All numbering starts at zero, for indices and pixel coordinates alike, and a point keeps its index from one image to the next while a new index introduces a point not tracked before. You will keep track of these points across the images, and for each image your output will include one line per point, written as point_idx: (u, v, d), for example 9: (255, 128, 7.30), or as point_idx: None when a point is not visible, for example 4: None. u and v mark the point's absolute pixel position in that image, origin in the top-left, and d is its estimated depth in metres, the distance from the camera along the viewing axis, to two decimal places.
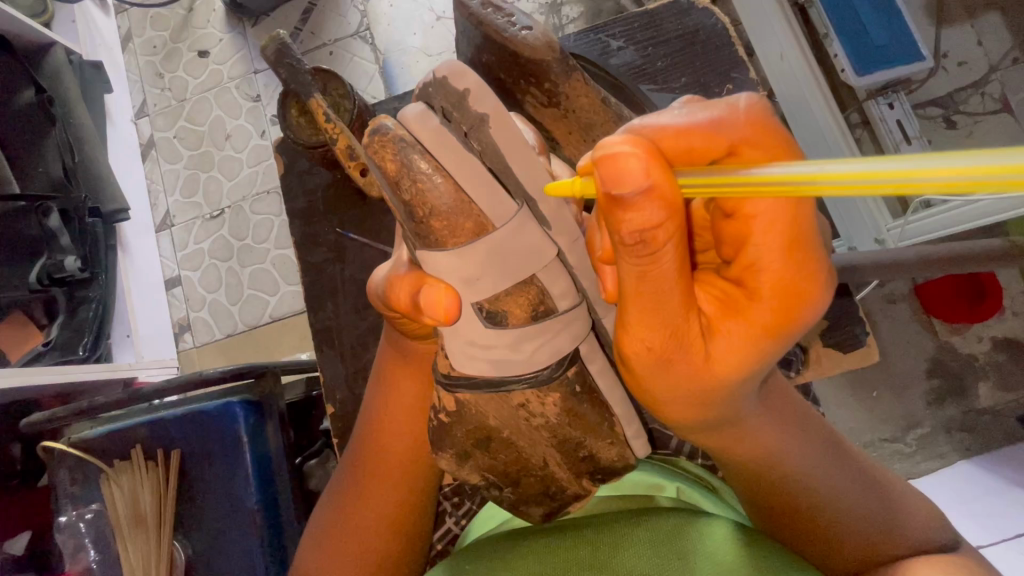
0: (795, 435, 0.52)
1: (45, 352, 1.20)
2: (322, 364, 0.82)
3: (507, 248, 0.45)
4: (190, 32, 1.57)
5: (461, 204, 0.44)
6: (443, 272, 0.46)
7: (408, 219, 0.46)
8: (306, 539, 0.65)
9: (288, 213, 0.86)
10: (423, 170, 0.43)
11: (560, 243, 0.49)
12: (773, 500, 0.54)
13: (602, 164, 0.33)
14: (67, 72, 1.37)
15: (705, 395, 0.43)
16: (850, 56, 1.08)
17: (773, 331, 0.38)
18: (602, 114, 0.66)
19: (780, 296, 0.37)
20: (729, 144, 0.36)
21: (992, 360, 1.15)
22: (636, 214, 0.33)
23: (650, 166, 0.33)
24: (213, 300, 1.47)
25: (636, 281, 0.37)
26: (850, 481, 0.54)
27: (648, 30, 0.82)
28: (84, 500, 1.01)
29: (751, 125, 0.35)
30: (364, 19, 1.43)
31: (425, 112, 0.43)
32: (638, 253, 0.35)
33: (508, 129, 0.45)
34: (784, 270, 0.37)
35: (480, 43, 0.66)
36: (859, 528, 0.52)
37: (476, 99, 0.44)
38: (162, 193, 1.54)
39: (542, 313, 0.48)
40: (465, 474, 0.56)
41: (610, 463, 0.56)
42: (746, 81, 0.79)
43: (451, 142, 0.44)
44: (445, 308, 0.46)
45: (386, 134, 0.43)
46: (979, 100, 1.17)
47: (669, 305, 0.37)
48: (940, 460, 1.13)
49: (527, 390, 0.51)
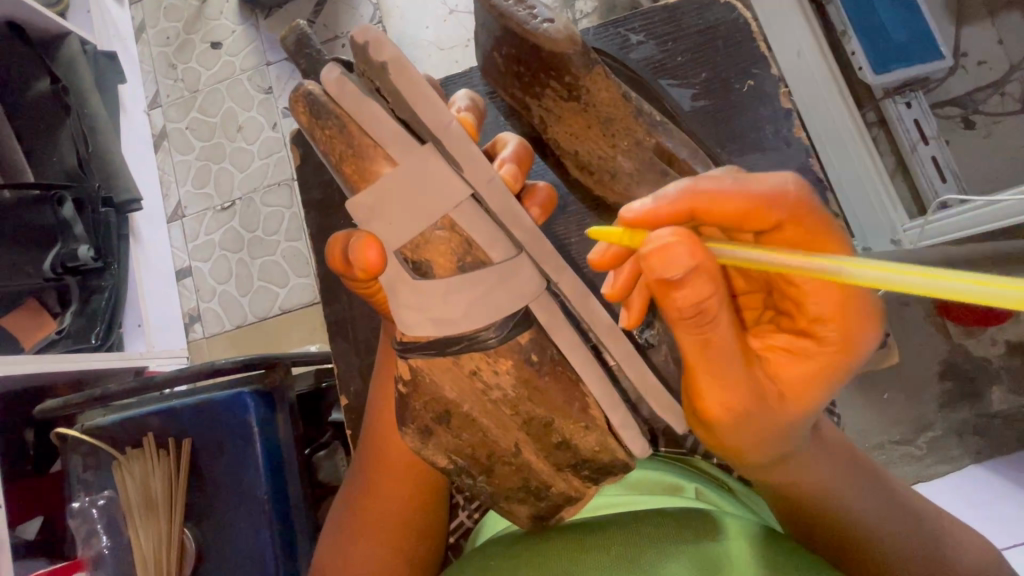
0: (846, 466, 0.54)
1: (58, 340, 1.20)
2: (335, 356, 0.83)
3: (418, 190, 0.46)
4: (203, 23, 1.58)
5: (367, 147, 0.45)
6: (363, 221, 0.46)
7: (331, 169, 0.47)
8: (327, 530, 0.67)
9: (303, 204, 0.86)
10: (335, 121, 0.46)
11: (479, 189, 0.48)
12: (825, 529, 0.55)
13: (652, 253, 0.36)
14: (81, 62, 1.38)
15: (763, 442, 0.46)
16: (868, 53, 1.07)
17: (835, 360, 0.43)
18: (621, 108, 0.67)
19: (835, 341, 0.42)
20: (776, 219, 0.40)
21: (1006, 363, 1.13)
22: (687, 293, 0.37)
23: (697, 247, 0.36)
24: (224, 291, 1.48)
25: (696, 343, 0.40)
26: (892, 508, 0.54)
27: (667, 25, 0.81)
28: (97, 486, 1.03)
29: (796, 204, 0.40)
30: (376, 11, 1.43)
31: (338, 72, 0.45)
32: (694, 320, 0.38)
33: (408, 73, 0.44)
34: (834, 321, 0.42)
35: (500, 36, 0.65)
36: (907, 553, 0.53)
37: (374, 49, 0.43)
38: (174, 184, 1.55)
39: (470, 262, 0.48)
40: (430, 454, 0.55)
41: (588, 453, 0.55)
42: (766, 77, 0.78)
43: (361, 96, 0.45)
44: (368, 259, 0.45)
45: (301, 91, 0.46)
46: (999, 100, 1.16)
47: (730, 358, 0.41)
48: (952, 463, 1.11)
49: (475, 356, 0.51)
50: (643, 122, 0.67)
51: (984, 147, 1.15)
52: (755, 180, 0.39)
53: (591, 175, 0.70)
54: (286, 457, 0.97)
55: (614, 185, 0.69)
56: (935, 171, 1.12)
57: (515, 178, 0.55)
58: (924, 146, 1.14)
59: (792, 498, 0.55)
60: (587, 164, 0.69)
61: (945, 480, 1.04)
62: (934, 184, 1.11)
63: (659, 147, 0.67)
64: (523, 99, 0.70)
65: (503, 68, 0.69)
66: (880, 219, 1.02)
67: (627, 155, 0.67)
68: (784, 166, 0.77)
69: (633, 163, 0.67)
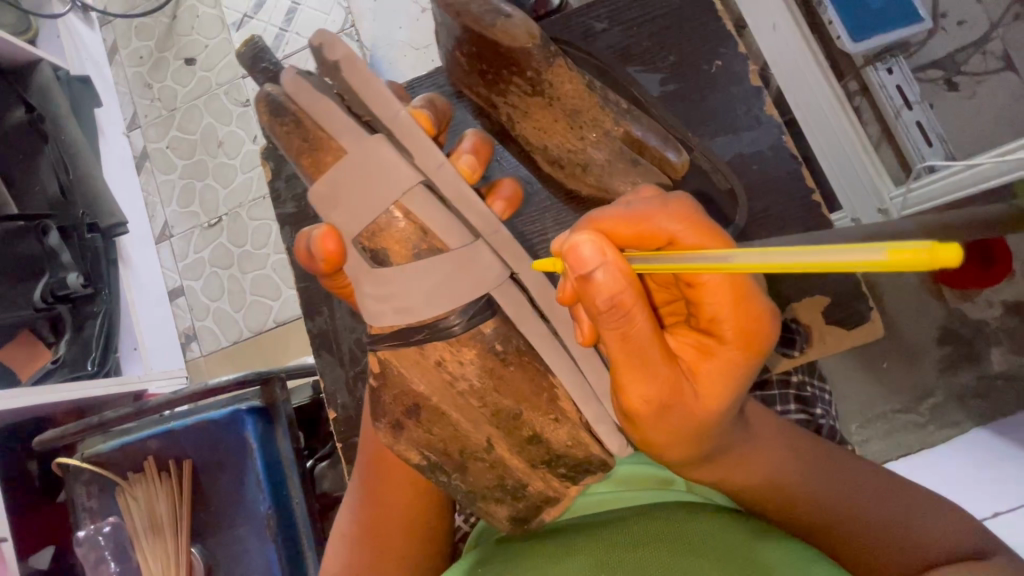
0: (791, 450, 0.56)
1: (56, 369, 1.22)
2: (322, 369, 0.82)
3: (371, 179, 0.48)
4: (175, 40, 1.56)
5: (322, 140, 0.49)
6: (322, 212, 0.49)
7: (291, 163, 0.50)
8: (332, 547, 0.66)
9: (278, 219, 0.85)
10: (292, 118, 0.49)
11: (430, 178, 0.50)
12: (788, 516, 0.54)
13: (567, 255, 0.39)
14: (55, 87, 1.36)
15: (690, 440, 0.45)
16: (845, 22, 1.05)
17: (743, 358, 0.43)
18: (588, 99, 0.65)
19: (740, 339, 0.42)
20: (667, 235, 0.41)
21: (1004, 324, 1.12)
22: (600, 289, 0.38)
23: (606, 248, 0.38)
24: (218, 308, 1.47)
25: (618, 346, 0.40)
26: (846, 486, 0.55)
27: (632, 9, 0.79)
28: (102, 513, 1.02)
29: (681, 221, 0.41)
30: (348, 16, 1.42)
31: (294, 72, 0.49)
32: (612, 318, 0.39)
33: (362, 70, 0.47)
34: (738, 318, 0.42)
35: (460, 35, 0.64)
36: (880, 526, 0.52)
37: (328, 48, 0.47)
38: (160, 204, 1.54)
39: (426, 250, 0.49)
40: (402, 450, 0.53)
41: (562, 447, 0.53)
42: (735, 56, 0.77)
43: (315, 93, 0.49)
44: (327, 248, 0.48)
45: (261, 94, 0.51)
46: (981, 59, 1.14)
47: (653, 360, 0.40)
48: (955, 428, 1.11)
49: (440, 346, 0.51)
50: (610, 112, 0.66)
51: (969, 108, 1.14)
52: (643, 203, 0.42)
53: (562, 169, 0.69)
54: (287, 471, 0.97)
55: (586, 177, 0.68)
56: (920, 136, 1.10)
57: (473, 170, 0.56)
58: (909, 111, 1.12)
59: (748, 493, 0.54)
60: (557, 157, 0.68)
61: (950, 446, 1.03)
62: (920, 149, 1.09)
63: (629, 136, 0.66)
64: (489, 96, 0.69)
65: (466, 66, 0.68)
66: (866, 188, 1.01)
67: (597, 146, 0.66)
68: (760, 146, 0.76)
69: (604, 154, 0.66)
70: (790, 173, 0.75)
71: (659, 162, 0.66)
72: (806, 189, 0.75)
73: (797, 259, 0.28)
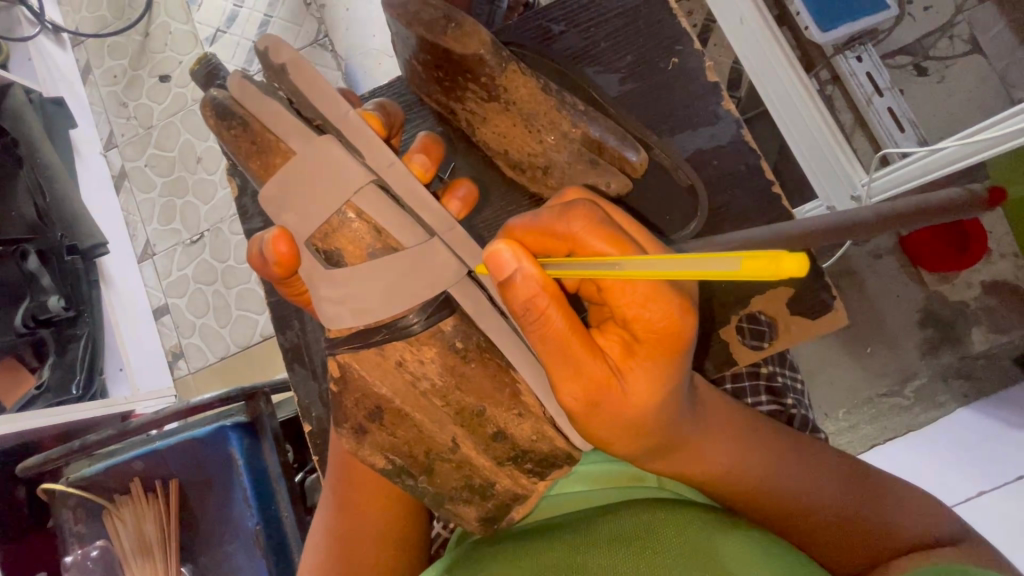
0: (750, 441, 0.56)
1: (40, 395, 1.21)
2: (296, 383, 0.82)
3: (320, 178, 0.48)
4: (148, 57, 1.55)
5: (270, 143, 0.50)
6: (274, 215, 0.49)
7: (241, 167, 0.51)
8: (306, 560, 0.66)
9: (247, 234, 0.85)
10: (240, 120, 0.50)
11: (380, 175, 0.50)
12: (749, 505, 0.55)
13: (488, 261, 0.41)
14: (29, 111, 1.35)
15: (628, 434, 0.46)
16: (812, 12, 1.06)
17: (667, 352, 0.43)
18: (543, 103, 0.65)
19: (659, 336, 0.42)
20: (574, 239, 0.42)
21: (983, 304, 1.14)
22: (519, 291, 0.40)
23: (520, 253, 0.40)
24: (202, 324, 1.47)
25: (543, 345, 0.42)
26: (805, 475, 0.55)
27: (591, 10, 0.79)
28: (91, 537, 1.02)
29: (585, 224, 0.42)
30: (321, 26, 1.41)
31: (239, 75, 0.50)
32: (529, 320, 0.41)
33: (306, 70, 0.49)
34: (657, 315, 0.42)
35: (414, 44, 0.65)
36: (835, 511, 0.53)
37: (271, 49, 0.48)
38: (140, 224, 1.53)
39: (381, 248, 0.50)
40: (366, 455, 0.53)
41: (527, 442, 0.53)
42: (693, 52, 0.78)
43: (261, 96, 0.50)
44: (279, 251, 0.48)
45: (209, 99, 0.52)
46: (948, 43, 1.15)
47: (578, 358, 0.42)
48: (940, 409, 1.12)
49: (399, 345, 0.51)
50: (567, 114, 0.66)
51: (938, 92, 1.15)
52: (553, 208, 0.43)
53: (523, 172, 0.70)
54: (274, 484, 0.96)
55: (547, 180, 0.69)
56: (892, 122, 1.11)
57: (426, 168, 0.57)
58: (878, 97, 1.13)
59: (707, 485, 0.55)
60: (517, 161, 0.69)
61: (936, 427, 1.04)
62: (892, 135, 1.10)
63: (587, 138, 0.66)
64: (448, 103, 0.70)
65: (424, 74, 0.69)
66: (837, 176, 1.02)
67: (556, 148, 0.67)
68: (721, 140, 0.77)
69: (564, 156, 0.67)
70: (751, 166, 0.76)
71: (616, 160, 0.67)
72: (768, 180, 0.75)
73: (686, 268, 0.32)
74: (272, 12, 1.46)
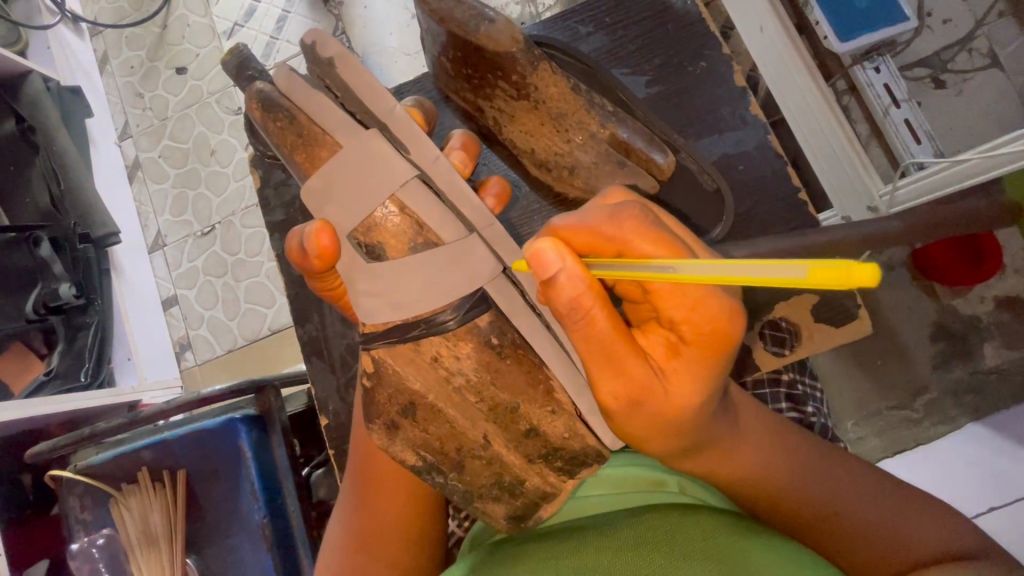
0: (777, 448, 0.56)
1: (48, 381, 1.22)
2: (313, 376, 0.82)
3: (367, 172, 0.49)
4: (166, 49, 1.56)
5: (316, 135, 0.50)
6: (317, 209, 0.50)
7: (283, 159, 0.52)
8: (324, 555, 0.65)
9: (267, 227, 0.84)
10: (285, 114, 0.51)
11: (423, 171, 0.52)
12: (776, 509, 0.55)
13: (530, 260, 0.40)
14: (46, 98, 1.35)
15: (663, 433, 0.46)
16: (832, 22, 1.06)
17: (709, 355, 0.43)
18: (572, 102, 0.66)
19: (703, 339, 0.42)
20: (619, 243, 0.42)
21: (996, 319, 1.13)
22: (563, 290, 0.40)
23: (564, 253, 0.40)
24: (211, 316, 1.47)
25: (584, 344, 0.42)
26: (833, 483, 0.56)
27: (617, 13, 0.80)
28: (96, 525, 1.01)
29: (631, 227, 0.42)
30: (338, 23, 1.42)
31: (289, 70, 0.51)
32: (573, 318, 0.41)
33: (356, 67, 0.50)
34: (700, 318, 0.42)
35: (444, 41, 0.65)
36: (865, 519, 0.53)
37: (321, 47, 0.51)
38: (152, 214, 1.53)
39: (422, 243, 0.50)
40: (397, 452, 0.53)
41: (558, 439, 0.54)
42: (720, 58, 0.78)
43: (309, 89, 0.51)
44: (322, 244, 0.48)
45: (254, 91, 0.52)
46: (967, 57, 1.15)
47: (620, 358, 0.42)
48: (950, 424, 1.11)
49: (436, 341, 0.52)
50: (595, 115, 0.67)
51: (956, 105, 1.15)
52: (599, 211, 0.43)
53: (550, 172, 0.69)
54: (282, 478, 0.96)
55: (573, 180, 0.68)
56: (909, 134, 1.11)
57: (464, 165, 0.59)
58: (896, 109, 1.12)
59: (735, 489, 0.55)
60: (544, 161, 0.69)
61: None
62: (908, 146, 1.10)
63: (615, 139, 0.67)
64: (474, 101, 0.70)
65: (452, 71, 0.69)
66: (856, 187, 1.01)
67: (583, 148, 0.67)
68: (745, 146, 0.77)
69: (591, 156, 0.67)
70: (776, 172, 0.76)
71: (643, 162, 0.67)
72: (793, 187, 0.75)
73: (739, 274, 0.31)
74: (291, 8, 1.47)
